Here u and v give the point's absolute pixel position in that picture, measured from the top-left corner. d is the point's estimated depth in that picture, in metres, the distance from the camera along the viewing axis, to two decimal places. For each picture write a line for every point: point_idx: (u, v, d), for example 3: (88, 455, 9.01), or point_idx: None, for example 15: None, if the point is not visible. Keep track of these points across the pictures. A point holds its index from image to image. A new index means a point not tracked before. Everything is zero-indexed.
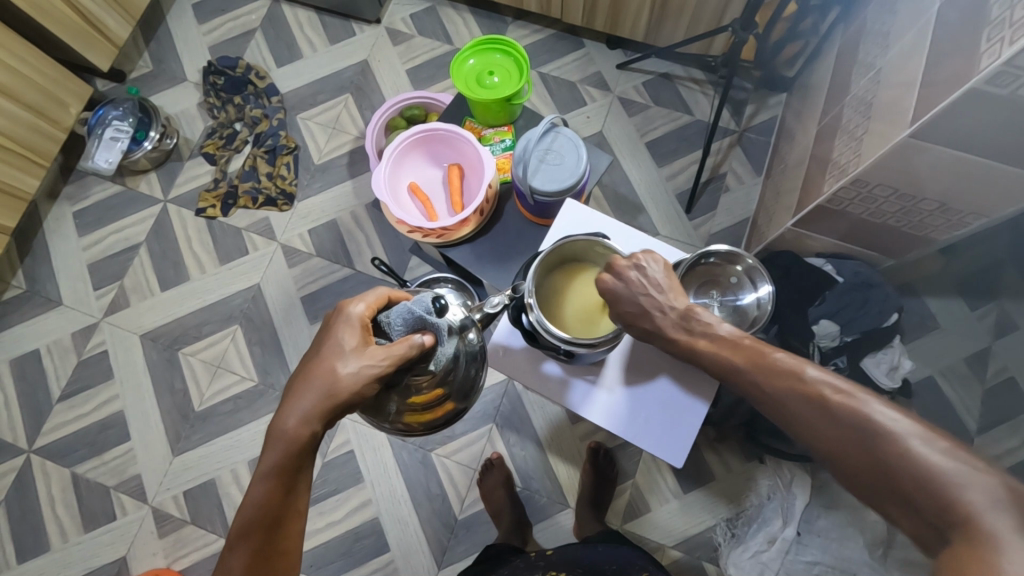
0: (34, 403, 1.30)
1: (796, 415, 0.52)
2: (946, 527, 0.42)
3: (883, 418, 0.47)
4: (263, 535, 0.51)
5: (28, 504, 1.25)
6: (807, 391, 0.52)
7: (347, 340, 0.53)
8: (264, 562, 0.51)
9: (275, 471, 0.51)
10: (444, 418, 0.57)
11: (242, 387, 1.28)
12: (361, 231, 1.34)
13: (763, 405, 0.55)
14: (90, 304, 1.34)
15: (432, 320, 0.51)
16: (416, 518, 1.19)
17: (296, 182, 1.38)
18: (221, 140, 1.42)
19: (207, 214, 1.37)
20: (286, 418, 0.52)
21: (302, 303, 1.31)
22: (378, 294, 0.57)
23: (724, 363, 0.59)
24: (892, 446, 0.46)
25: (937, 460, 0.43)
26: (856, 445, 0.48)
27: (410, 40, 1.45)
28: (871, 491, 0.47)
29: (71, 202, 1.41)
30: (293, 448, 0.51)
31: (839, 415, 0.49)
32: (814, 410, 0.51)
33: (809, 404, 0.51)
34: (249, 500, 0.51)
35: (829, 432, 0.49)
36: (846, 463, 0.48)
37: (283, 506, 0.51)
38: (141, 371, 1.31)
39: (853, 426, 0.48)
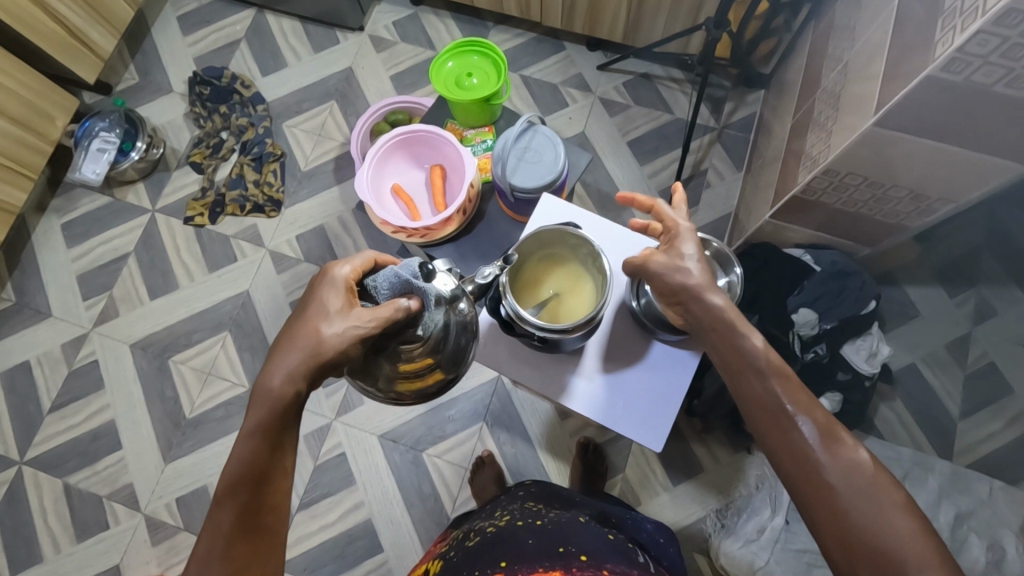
0: (25, 415, 1.30)
1: (820, 470, 0.50)
2: None
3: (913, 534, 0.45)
4: (250, 492, 0.51)
5: (20, 515, 1.25)
6: (850, 464, 0.49)
7: (333, 301, 0.54)
8: (251, 519, 0.50)
9: (261, 429, 0.52)
10: (435, 387, 0.58)
11: (233, 393, 1.29)
12: (349, 235, 1.36)
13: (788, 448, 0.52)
14: (79, 314, 1.35)
15: (419, 285, 0.53)
16: (409, 518, 1.20)
17: (283, 189, 1.39)
18: (208, 149, 1.43)
19: (195, 222, 1.39)
20: (271, 377, 0.53)
21: (291, 308, 1.32)
22: (365, 257, 0.58)
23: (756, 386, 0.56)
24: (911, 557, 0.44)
25: None
26: (872, 536, 0.46)
27: (394, 47, 1.47)
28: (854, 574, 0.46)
29: (59, 213, 1.42)
30: (278, 405, 0.52)
31: (873, 507, 0.47)
32: (861, 498, 0.47)
33: (844, 476, 0.49)
34: (237, 456, 0.52)
35: (852, 514, 0.47)
36: (839, 525, 0.47)
37: (270, 463, 0.52)
38: (131, 380, 1.31)
39: (884, 522, 0.46)
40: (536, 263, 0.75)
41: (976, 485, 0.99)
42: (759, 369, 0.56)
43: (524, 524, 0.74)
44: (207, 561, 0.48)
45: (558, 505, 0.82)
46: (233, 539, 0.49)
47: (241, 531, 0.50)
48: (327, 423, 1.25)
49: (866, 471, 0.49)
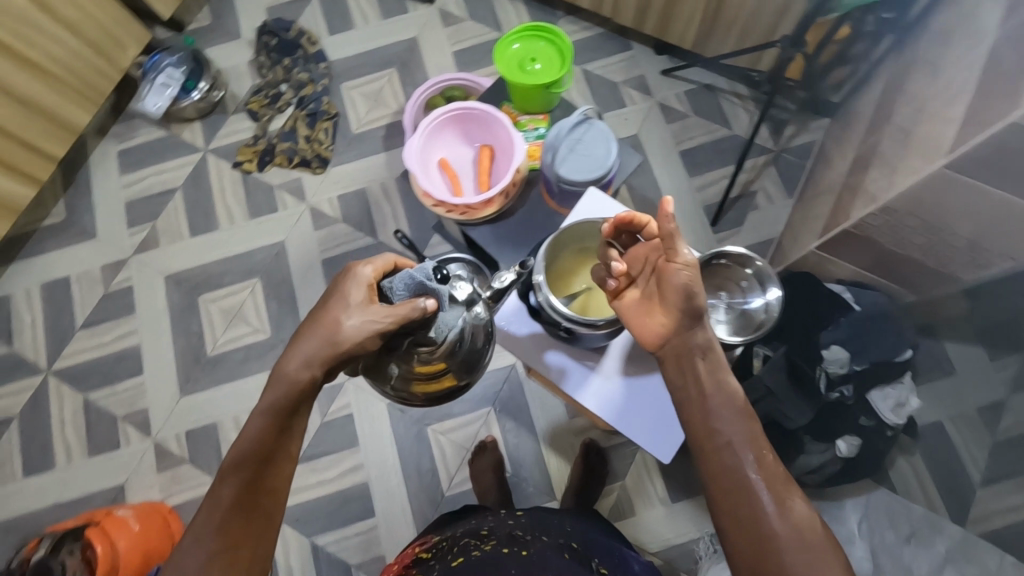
0: (58, 327, 1.35)
1: (765, 518, 0.50)
2: None
3: None
4: (255, 470, 0.52)
5: (39, 421, 1.30)
6: (797, 520, 0.49)
7: (354, 297, 0.55)
8: (251, 496, 0.52)
9: (273, 409, 0.54)
10: (445, 391, 0.59)
11: (254, 338, 1.31)
12: (388, 202, 1.37)
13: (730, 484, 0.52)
14: (122, 240, 1.40)
15: (433, 287, 0.52)
16: (404, 489, 1.21)
17: (332, 148, 1.41)
18: (267, 98, 1.46)
19: (243, 168, 1.42)
20: (289, 365, 0.55)
21: (322, 266, 1.34)
22: (387, 260, 0.60)
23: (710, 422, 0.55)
24: None
25: None
26: None
27: (461, 23, 1.48)
28: None
29: (118, 140, 1.46)
30: (292, 390, 0.54)
31: (813, 560, 0.47)
32: (811, 556, 0.48)
33: (787, 527, 0.49)
34: (248, 433, 0.53)
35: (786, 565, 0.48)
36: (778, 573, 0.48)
37: (277, 445, 0.54)
38: (161, 311, 1.35)
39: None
40: (574, 253, 0.75)
41: (984, 555, 0.96)
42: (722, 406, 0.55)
43: (509, 552, 0.74)
44: (202, 530, 0.50)
45: (545, 528, 0.81)
46: (231, 513, 0.51)
47: (238, 507, 0.51)
48: (339, 383, 1.26)
49: (811, 528, 0.49)
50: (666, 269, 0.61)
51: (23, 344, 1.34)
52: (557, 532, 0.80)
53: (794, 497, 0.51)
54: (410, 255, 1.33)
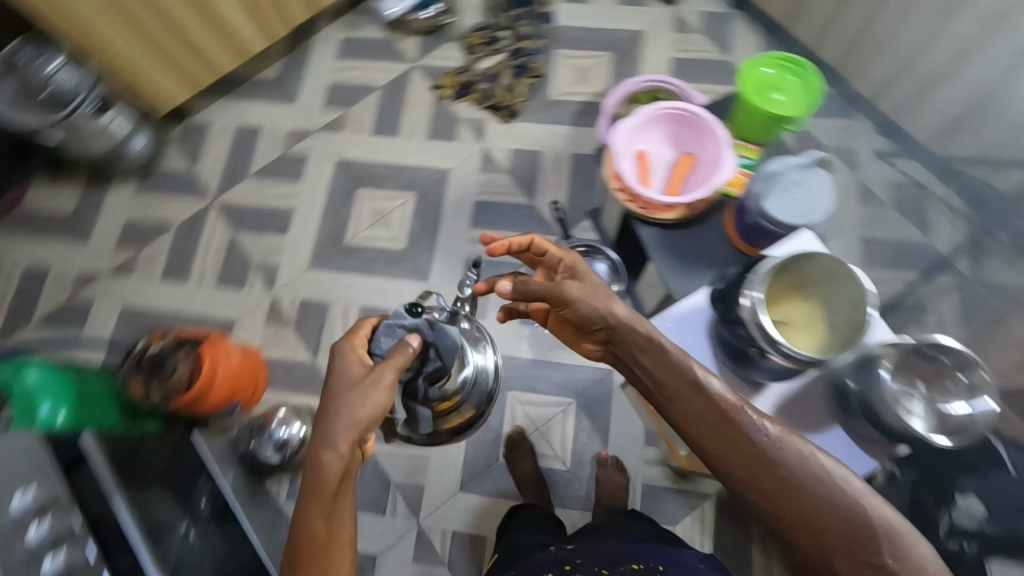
0: (236, 167, 1.48)
1: (770, 467, 0.60)
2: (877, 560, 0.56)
3: (843, 493, 0.58)
4: (315, 543, 0.60)
5: (190, 238, 1.43)
6: (785, 460, 0.60)
7: (352, 375, 0.69)
8: (320, 559, 0.59)
9: (319, 493, 0.61)
10: (467, 423, 1.03)
11: (390, 244, 1.38)
12: (556, 173, 1.39)
13: (732, 448, 0.62)
14: (314, 114, 1.51)
15: (420, 326, 0.75)
16: (466, 436, 1.22)
17: (525, 104, 1.45)
18: (486, 38, 1.51)
19: (440, 91, 1.48)
20: (322, 456, 0.63)
21: (474, 205, 1.39)
22: (366, 325, 0.77)
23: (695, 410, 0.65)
24: (849, 516, 0.57)
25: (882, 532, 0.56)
26: (825, 503, 0.58)
27: (691, 35, 1.47)
28: (823, 535, 0.57)
29: (346, 27, 1.58)
30: (332, 477, 0.62)
31: (814, 489, 0.59)
32: (811, 477, 0.59)
33: (785, 460, 0.60)
34: (301, 526, 0.61)
35: (802, 489, 0.59)
36: (802, 504, 0.58)
37: (332, 506, 0.62)
38: (321, 187, 1.45)
39: (826, 498, 0.58)
40: (784, 281, 0.83)
41: None
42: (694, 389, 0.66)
43: None
44: None
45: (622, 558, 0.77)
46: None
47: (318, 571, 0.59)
48: None
49: (794, 452, 0.61)
50: (561, 294, 0.76)
51: (202, 170, 1.49)
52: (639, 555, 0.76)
53: (751, 421, 0.63)
54: (557, 229, 1.34)
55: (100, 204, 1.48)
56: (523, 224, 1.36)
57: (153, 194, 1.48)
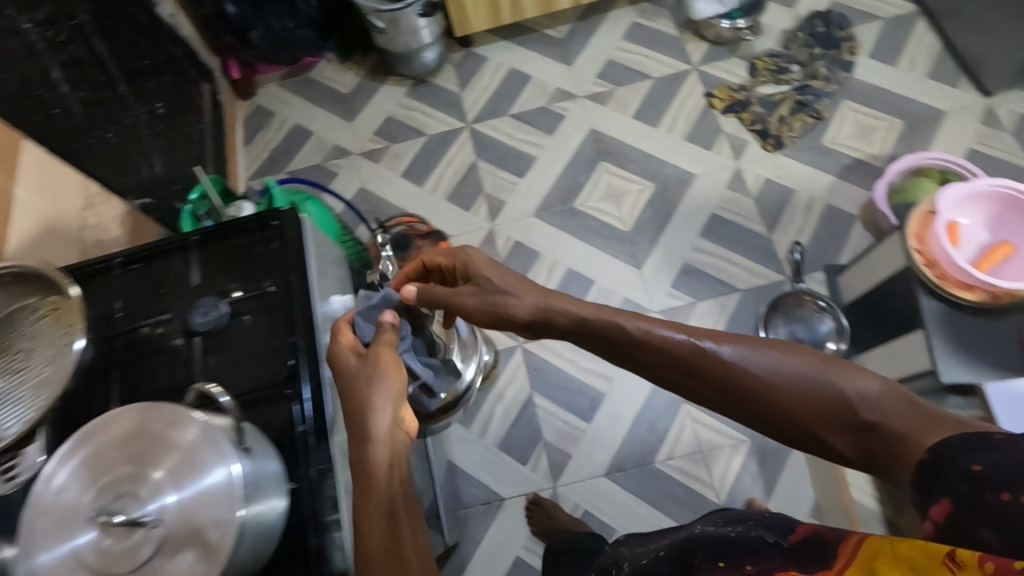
0: (497, 103, 1.57)
1: (751, 383, 0.56)
2: (893, 439, 0.50)
3: (793, 370, 0.56)
4: (397, 499, 0.51)
5: (436, 150, 1.53)
6: (722, 354, 0.58)
7: (348, 355, 0.61)
8: (400, 522, 0.50)
9: (377, 475, 0.52)
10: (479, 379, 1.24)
11: (615, 223, 1.39)
12: (805, 217, 1.34)
13: (729, 386, 0.57)
14: (584, 81, 1.56)
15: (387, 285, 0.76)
16: (627, 428, 1.21)
17: (795, 140, 1.41)
18: (776, 66, 1.49)
19: (712, 101, 1.48)
20: (370, 426, 0.54)
21: (709, 217, 1.37)
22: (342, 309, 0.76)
23: (668, 355, 0.59)
24: (834, 389, 0.54)
25: (833, 380, 0.54)
26: (820, 390, 0.54)
27: (999, 132, 1.36)
28: (828, 422, 0.54)
29: (640, 14, 1.62)
30: (391, 448, 0.54)
31: (760, 373, 0.56)
32: (786, 371, 0.56)
33: (749, 358, 0.57)
34: (379, 521, 0.50)
35: (788, 390, 0.55)
36: (798, 404, 0.55)
37: (392, 465, 0.53)
38: (568, 148, 1.49)
39: (786, 375, 0.55)
40: None
41: None
42: (645, 336, 0.61)
43: None
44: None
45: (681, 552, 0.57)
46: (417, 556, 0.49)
47: (414, 545, 0.49)
48: (649, 309, 1.30)
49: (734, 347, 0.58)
50: (461, 306, 0.67)
51: (467, 95, 1.59)
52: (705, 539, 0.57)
53: (630, 323, 0.61)
54: (787, 269, 1.29)
55: (371, 94, 1.63)
56: (753, 251, 1.32)
57: (418, 101, 1.60)
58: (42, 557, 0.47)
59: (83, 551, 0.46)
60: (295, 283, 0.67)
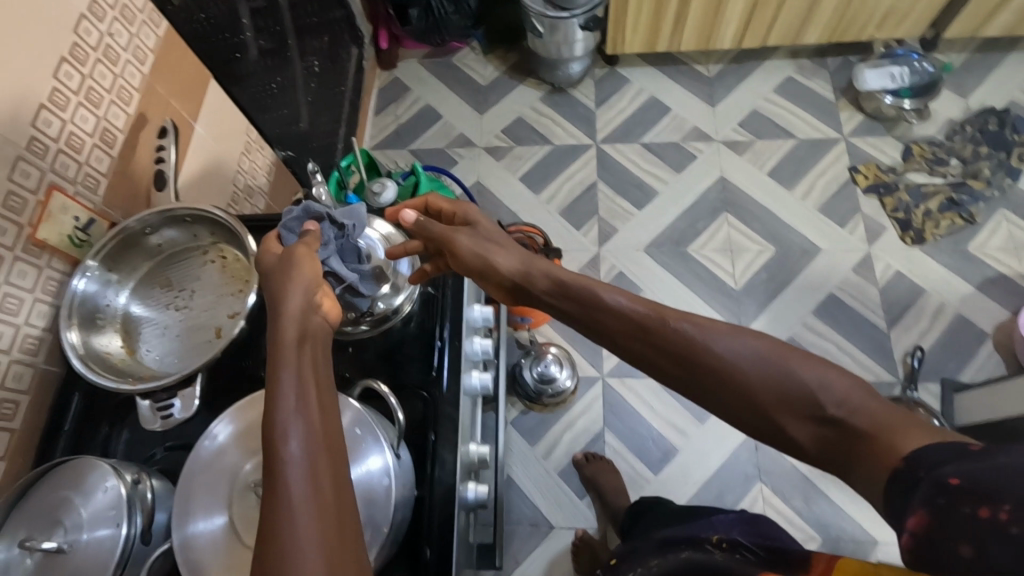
0: (629, 128, 1.54)
1: (718, 364, 0.48)
2: (860, 427, 0.43)
3: (756, 350, 0.47)
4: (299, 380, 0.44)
5: (559, 161, 1.52)
6: (681, 326, 0.50)
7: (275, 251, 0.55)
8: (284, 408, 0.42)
9: (272, 365, 0.44)
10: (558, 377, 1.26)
11: (725, 278, 1.35)
12: (932, 322, 1.25)
13: (690, 364, 0.49)
14: (723, 126, 1.52)
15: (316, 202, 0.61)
16: (693, 491, 1.17)
17: (938, 238, 1.33)
18: (933, 156, 1.41)
19: (855, 176, 1.41)
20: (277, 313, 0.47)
21: (827, 296, 1.30)
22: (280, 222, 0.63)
23: (625, 319, 0.52)
24: (798, 368, 0.46)
25: (800, 364, 0.46)
26: (784, 374, 0.46)
27: None
28: (788, 407, 0.45)
29: (797, 69, 1.56)
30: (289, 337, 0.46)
31: (720, 350, 0.48)
32: (759, 357, 0.47)
33: (712, 331, 0.49)
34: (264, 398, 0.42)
35: (754, 374, 0.47)
36: (765, 393, 0.46)
37: (284, 351, 0.45)
38: (693, 190, 1.45)
39: (755, 355, 0.47)
40: None
41: None
42: (595, 293, 0.55)
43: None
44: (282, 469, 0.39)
45: (669, 552, 0.53)
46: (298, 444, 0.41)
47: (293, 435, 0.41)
48: None
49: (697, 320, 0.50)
50: (453, 247, 0.62)
51: (601, 113, 1.57)
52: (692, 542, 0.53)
53: (606, 292, 0.54)
54: (900, 372, 1.22)
55: (507, 92, 1.63)
56: (867, 344, 1.25)
57: (551, 109, 1.59)
58: (198, 523, 0.50)
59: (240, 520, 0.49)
60: (452, 287, 0.69)
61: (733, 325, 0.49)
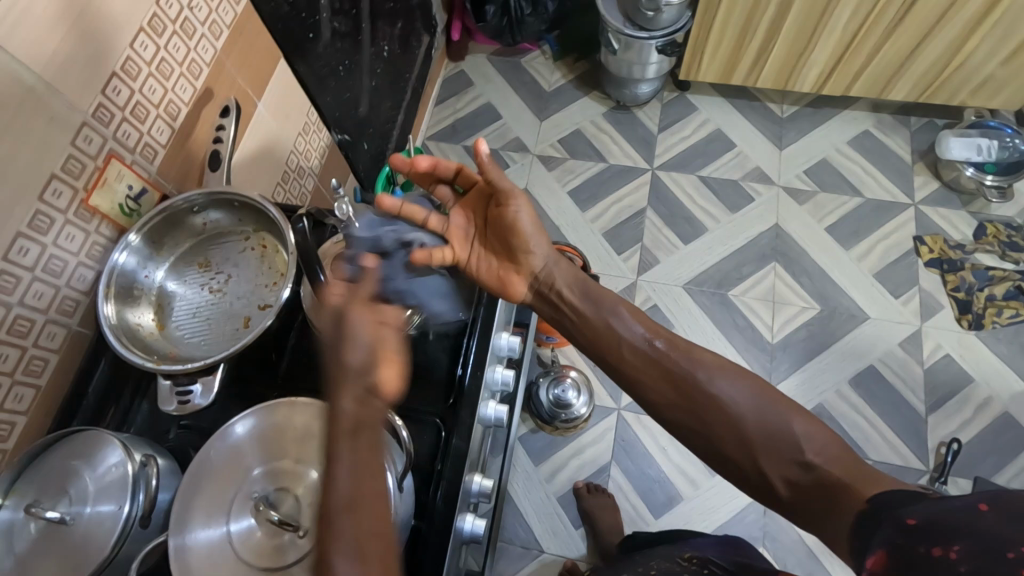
0: (689, 159, 1.50)
1: (704, 406, 0.58)
2: (818, 468, 0.52)
3: (739, 398, 0.57)
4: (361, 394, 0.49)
5: (611, 181, 1.48)
6: (678, 371, 0.61)
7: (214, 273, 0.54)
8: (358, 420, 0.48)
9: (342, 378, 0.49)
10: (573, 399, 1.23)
11: (763, 330, 1.30)
12: (975, 415, 1.18)
13: (683, 402, 0.59)
14: (787, 171, 1.46)
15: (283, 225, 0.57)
16: None
17: (997, 326, 1.25)
18: (1007, 239, 1.33)
19: (919, 247, 1.34)
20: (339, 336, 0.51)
21: (866, 368, 1.24)
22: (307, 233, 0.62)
23: (635, 357, 0.63)
24: (775, 418, 0.55)
25: (776, 415, 0.55)
26: (762, 420, 0.55)
27: None
28: (763, 448, 0.54)
29: (876, 124, 1.49)
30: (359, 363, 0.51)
31: (709, 396, 0.58)
32: (743, 402, 0.57)
33: (703, 376, 0.60)
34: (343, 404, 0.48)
35: (736, 419, 0.56)
36: (744, 435, 0.56)
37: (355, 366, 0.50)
38: (744, 232, 1.40)
39: (739, 404, 0.57)
40: None
41: None
42: (615, 325, 0.66)
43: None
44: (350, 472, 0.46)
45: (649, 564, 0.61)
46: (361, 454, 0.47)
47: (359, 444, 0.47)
48: None
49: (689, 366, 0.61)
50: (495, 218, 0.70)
51: (663, 138, 1.53)
52: (663, 556, 0.61)
53: (622, 321, 0.66)
54: (930, 461, 1.16)
55: (571, 101, 1.60)
56: (901, 425, 1.19)
57: (612, 125, 1.56)
58: (197, 531, 0.48)
59: (235, 537, 0.48)
60: (483, 315, 0.68)
61: (725, 375, 0.59)
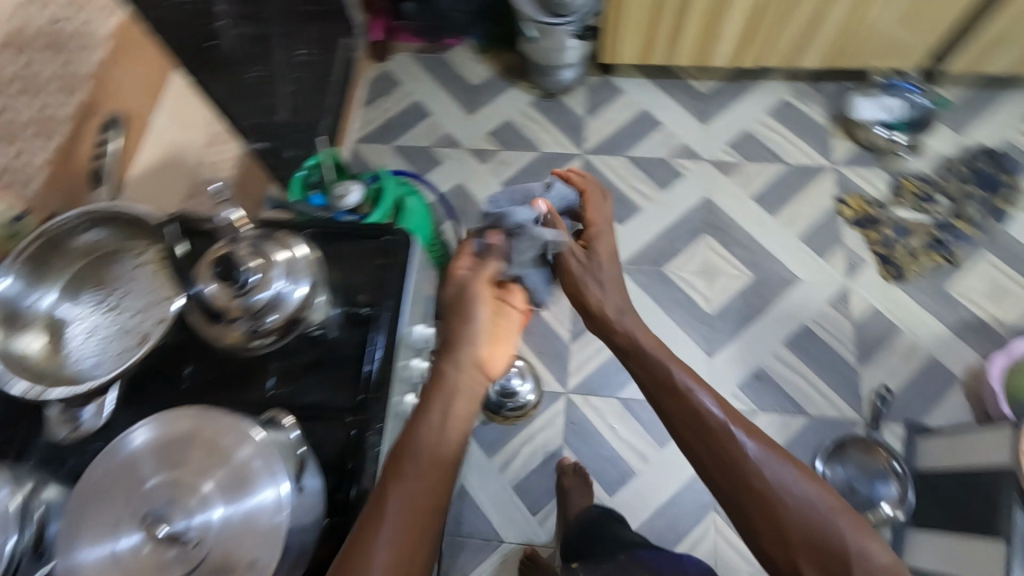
0: (617, 141, 1.52)
1: (754, 482, 0.54)
2: None
3: (803, 493, 0.53)
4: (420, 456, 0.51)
5: (543, 169, 1.49)
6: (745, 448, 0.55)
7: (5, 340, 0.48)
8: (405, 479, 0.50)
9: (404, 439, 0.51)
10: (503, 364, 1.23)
11: (700, 302, 1.33)
12: (903, 362, 1.24)
13: (730, 470, 0.55)
14: (713, 145, 1.49)
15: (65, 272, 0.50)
16: (646, 515, 1.16)
17: (918, 276, 1.31)
18: (921, 192, 1.39)
19: (841, 207, 1.39)
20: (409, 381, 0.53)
21: (799, 328, 1.28)
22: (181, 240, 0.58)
23: (699, 427, 0.58)
24: (837, 530, 0.51)
25: (841, 527, 0.51)
26: (815, 520, 0.52)
27: None
28: (802, 543, 0.51)
29: (793, 93, 1.54)
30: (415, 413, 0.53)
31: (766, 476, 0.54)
32: (807, 497, 0.53)
33: (763, 454, 0.55)
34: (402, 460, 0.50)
35: (785, 508, 0.52)
36: (791, 526, 0.52)
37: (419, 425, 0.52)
38: (676, 208, 1.43)
39: (798, 495, 0.53)
40: None
41: None
42: (689, 405, 0.59)
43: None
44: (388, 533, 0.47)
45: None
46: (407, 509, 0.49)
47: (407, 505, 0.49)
48: None
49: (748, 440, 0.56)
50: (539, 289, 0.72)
51: (591, 122, 1.54)
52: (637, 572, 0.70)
53: (700, 396, 0.60)
54: (865, 411, 1.20)
55: (498, 93, 1.60)
56: (836, 380, 1.23)
57: (540, 114, 1.56)
58: (83, 551, 0.46)
59: (124, 554, 0.46)
60: (389, 308, 0.63)
61: (800, 467, 0.54)
